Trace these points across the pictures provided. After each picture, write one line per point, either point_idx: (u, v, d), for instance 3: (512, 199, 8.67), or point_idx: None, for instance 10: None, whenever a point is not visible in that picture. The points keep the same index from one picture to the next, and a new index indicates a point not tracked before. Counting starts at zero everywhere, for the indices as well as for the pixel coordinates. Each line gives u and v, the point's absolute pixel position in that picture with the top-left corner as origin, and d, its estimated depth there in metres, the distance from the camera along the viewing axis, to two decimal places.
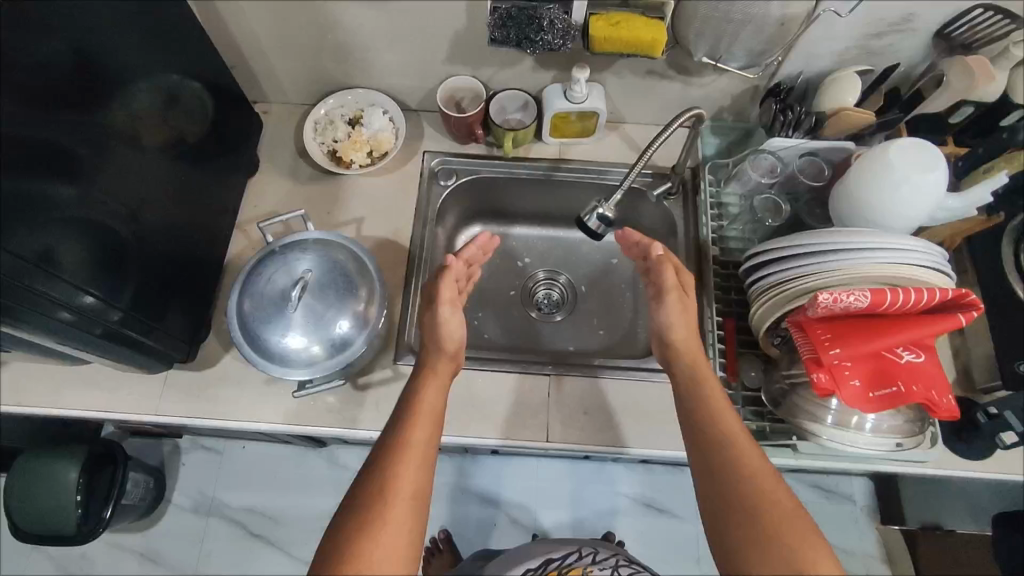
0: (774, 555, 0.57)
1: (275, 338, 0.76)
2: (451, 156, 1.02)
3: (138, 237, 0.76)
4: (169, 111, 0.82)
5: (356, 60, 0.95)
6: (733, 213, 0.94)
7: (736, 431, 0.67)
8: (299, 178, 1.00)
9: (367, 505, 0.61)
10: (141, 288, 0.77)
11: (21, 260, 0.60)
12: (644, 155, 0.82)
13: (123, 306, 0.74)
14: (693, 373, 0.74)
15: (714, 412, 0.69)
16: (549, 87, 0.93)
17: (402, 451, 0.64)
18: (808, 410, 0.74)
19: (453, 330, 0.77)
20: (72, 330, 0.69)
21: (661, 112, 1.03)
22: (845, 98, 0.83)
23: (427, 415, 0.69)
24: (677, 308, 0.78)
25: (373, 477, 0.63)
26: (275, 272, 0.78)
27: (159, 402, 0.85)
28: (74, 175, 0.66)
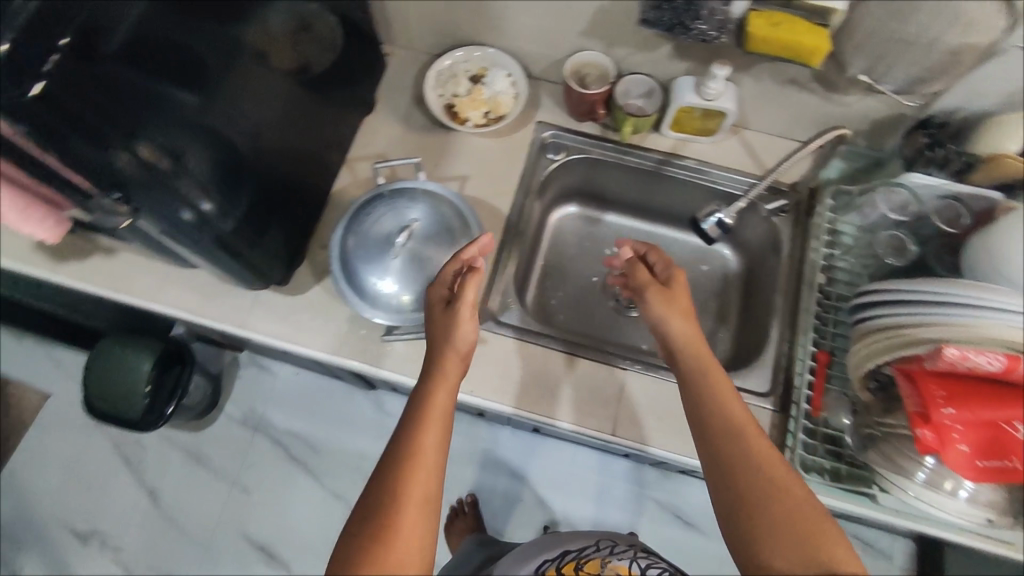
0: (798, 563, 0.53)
1: (372, 279, 0.78)
2: (564, 131, 1.00)
3: (256, 160, 0.79)
4: (300, 38, 0.84)
5: (491, 18, 0.94)
6: (846, 243, 0.91)
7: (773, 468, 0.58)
8: (412, 127, 1.00)
9: (377, 513, 0.54)
10: (254, 202, 0.80)
11: (158, 155, 0.64)
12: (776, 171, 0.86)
13: (236, 223, 0.77)
14: (719, 396, 0.64)
15: (743, 450, 0.60)
16: (681, 79, 0.91)
17: (412, 466, 0.56)
18: (899, 464, 0.71)
19: (465, 331, 0.66)
20: (192, 235, 0.72)
21: (790, 124, 0.98)
22: (1008, 145, 0.76)
23: (439, 417, 0.60)
24: (689, 324, 0.71)
25: (382, 491, 0.55)
26: (371, 224, 0.81)
27: (247, 316, 0.89)
28: (201, 84, 0.68)
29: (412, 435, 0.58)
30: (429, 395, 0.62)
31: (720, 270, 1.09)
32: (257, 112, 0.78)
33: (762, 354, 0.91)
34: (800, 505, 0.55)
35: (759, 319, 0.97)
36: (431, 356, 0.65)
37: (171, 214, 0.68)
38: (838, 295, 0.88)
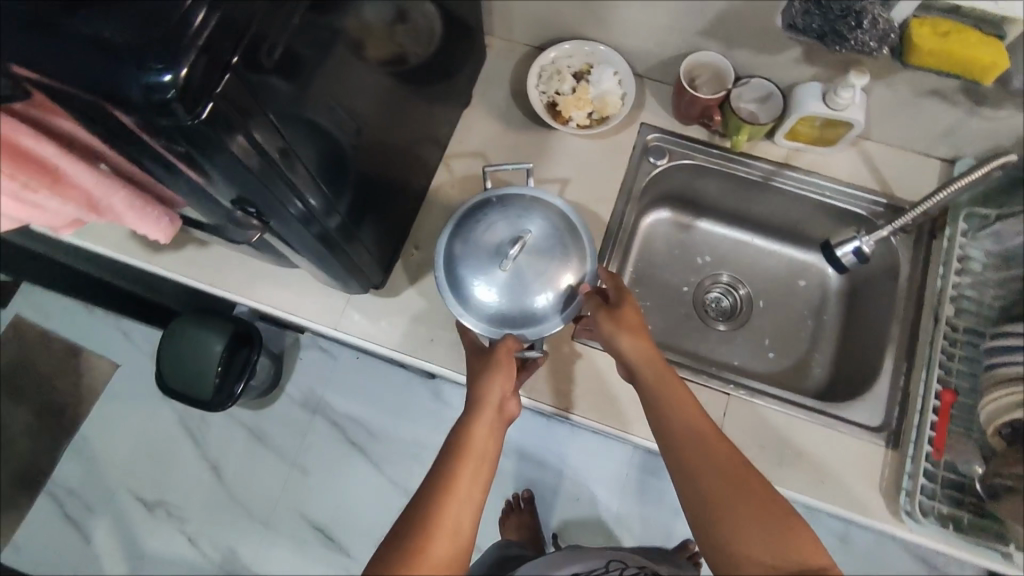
0: None
1: (475, 285, 0.74)
2: (668, 135, 0.95)
3: (365, 158, 0.75)
4: (397, 28, 0.71)
5: (603, 11, 0.88)
6: (975, 270, 0.84)
7: (768, 512, 0.58)
8: (510, 123, 0.95)
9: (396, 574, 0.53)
10: (351, 198, 0.74)
11: (267, 157, 0.56)
12: (937, 196, 0.80)
13: (347, 222, 0.75)
14: (690, 420, 0.64)
15: (730, 487, 0.59)
16: (806, 86, 0.85)
17: (437, 520, 0.57)
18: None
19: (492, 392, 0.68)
20: (314, 240, 0.71)
21: (918, 137, 0.90)
22: None
23: (474, 463, 0.61)
24: (639, 347, 0.69)
25: (406, 538, 0.56)
26: (480, 227, 0.76)
27: (340, 317, 0.87)
28: (304, 80, 0.57)
29: (444, 485, 0.59)
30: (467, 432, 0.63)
31: (820, 286, 1.03)
32: (364, 109, 0.71)
33: (875, 386, 0.85)
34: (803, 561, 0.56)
35: (868, 345, 0.92)
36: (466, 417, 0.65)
37: (302, 223, 0.67)
38: (966, 328, 0.82)
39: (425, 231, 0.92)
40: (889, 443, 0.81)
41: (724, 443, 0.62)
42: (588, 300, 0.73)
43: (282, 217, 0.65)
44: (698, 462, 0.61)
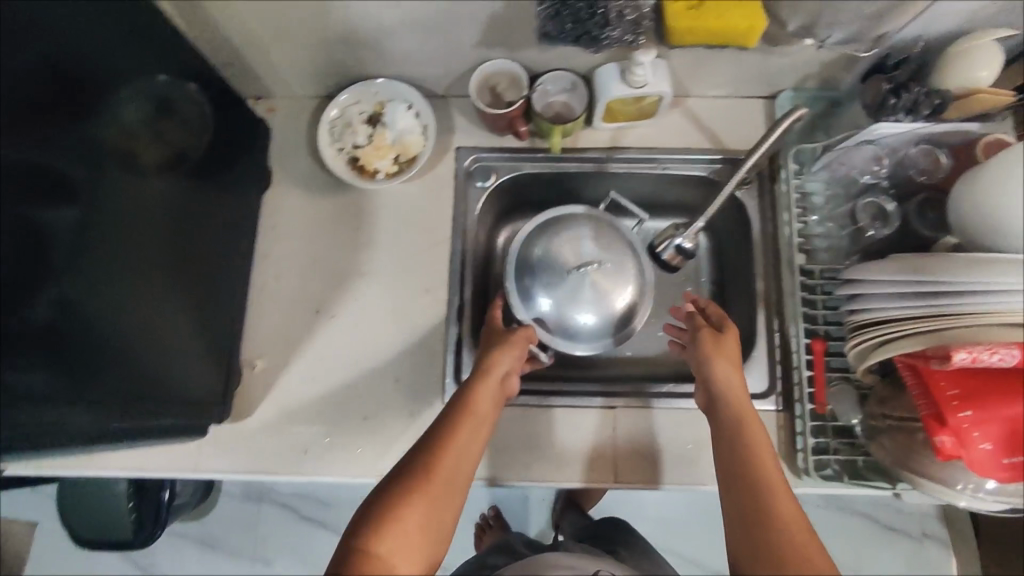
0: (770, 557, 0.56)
1: (541, 293, 0.86)
2: (486, 151, 0.88)
3: (142, 288, 0.68)
4: (161, 124, 0.73)
5: (371, 49, 0.80)
6: (817, 204, 0.83)
7: (770, 468, 0.62)
8: (319, 191, 0.88)
9: (374, 525, 0.58)
10: (156, 331, 0.70)
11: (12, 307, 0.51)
12: (740, 175, 0.77)
13: (138, 369, 0.66)
14: (728, 391, 0.69)
15: (773, 494, 0.59)
16: (603, 68, 0.78)
17: (435, 471, 0.62)
18: (919, 465, 0.65)
19: (500, 367, 0.75)
20: (104, 408, 0.61)
21: (732, 84, 0.86)
22: (980, 76, 0.67)
23: (461, 454, 0.65)
24: (734, 378, 0.70)
25: (405, 480, 0.61)
26: (566, 241, 0.88)
27: (200, 457, 0.80)
28: (74, 197, 0.59)
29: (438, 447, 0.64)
30: (453, 431, 0.66)
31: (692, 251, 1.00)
32: (117, 216, 0.65)
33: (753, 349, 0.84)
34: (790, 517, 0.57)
35: (742, 304, 0.90)
36: (462, 396, 0.70)
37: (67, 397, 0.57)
38: (823, 269, 0.81)
39: (263, 336, 0.85)
40: (779, 405, 0.81)
41: (784, 484, 0.61)
42: (691, 319, 0.76)
43: (54, 396, 0.55)
44: (750, 463, 0.62)
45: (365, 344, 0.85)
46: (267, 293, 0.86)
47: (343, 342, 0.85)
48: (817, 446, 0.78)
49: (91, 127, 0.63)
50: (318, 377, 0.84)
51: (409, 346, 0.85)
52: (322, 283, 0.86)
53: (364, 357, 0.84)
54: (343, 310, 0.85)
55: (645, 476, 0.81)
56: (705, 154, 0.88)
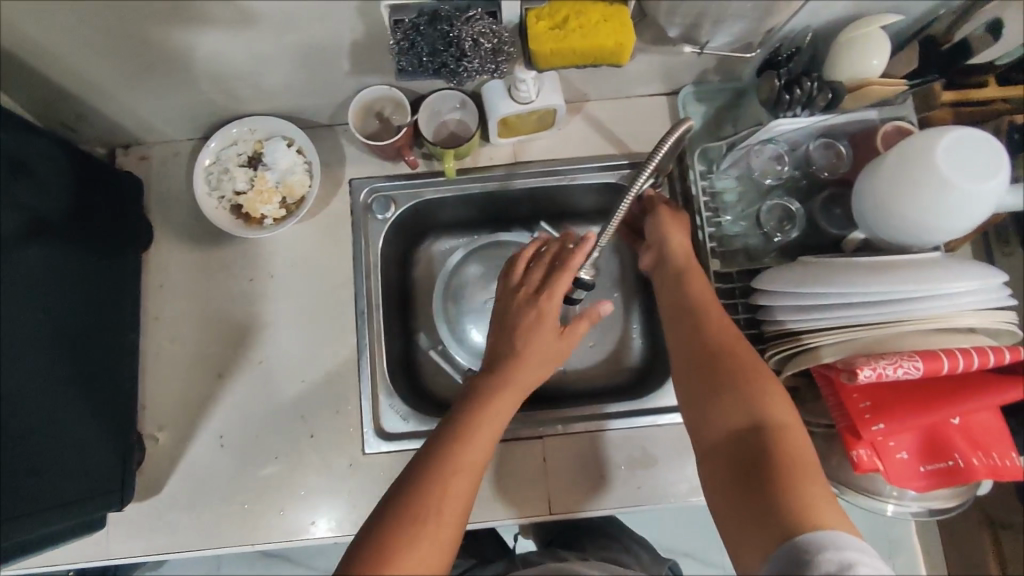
0: (734, 393, 0.59)
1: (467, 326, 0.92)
2: (381, 180, 0.84)
3: (8, 372, 0.59)
4: (18, 186, 0.62)
5: (235, 87, 0.74)
6: (729, 201, 0.79)
7: (731, 326, 0.65)
8: (210, 242, 0.84)
9: (394, 535, 0.52)
10: (30, 429, 0.61)
11: None
12: (632, 192, 0.66)
13: (10, 474, 0.58)
14: (687, 261, 0.72)
15: (709, 320, 0.66)
16: (488, 85, 0.73)
17: (439, 512, 0.54)
18: (845, 477, 0.64)
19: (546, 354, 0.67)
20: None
21: (631, 84, 0.82)
22: (872, 63, 0.64)
23: (467, 478, 0.57)
24: (683, 242, 0.74)
25: (395, 530, 0.52)
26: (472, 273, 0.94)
27: (108, 542, 0.76)
28: None
29: (435, 488, 0.55)
30: (451, 460, 0.57)
31: (613, 253, 0.95)
32: None
33: None
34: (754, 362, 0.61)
35: None
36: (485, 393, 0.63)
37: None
38: (741, 272, 0.76)
39: (164, 405, 0.80)
40: None
41: (718, 308, 0.67)
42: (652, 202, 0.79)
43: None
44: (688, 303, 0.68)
45: (274, 400, 0.80)
46: (164, 356, 0.81)
47: (250, 401, 0.80)
48: None
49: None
50: (228, 441, 0.79)
51: (321, 397, 0.80)
52: (222, 340, 0.81)
53: (273, 415, 0.79)
54: (247, 368, 0.81)
55: (579, 505, 0.77)
56: (611, 161, 0.84)
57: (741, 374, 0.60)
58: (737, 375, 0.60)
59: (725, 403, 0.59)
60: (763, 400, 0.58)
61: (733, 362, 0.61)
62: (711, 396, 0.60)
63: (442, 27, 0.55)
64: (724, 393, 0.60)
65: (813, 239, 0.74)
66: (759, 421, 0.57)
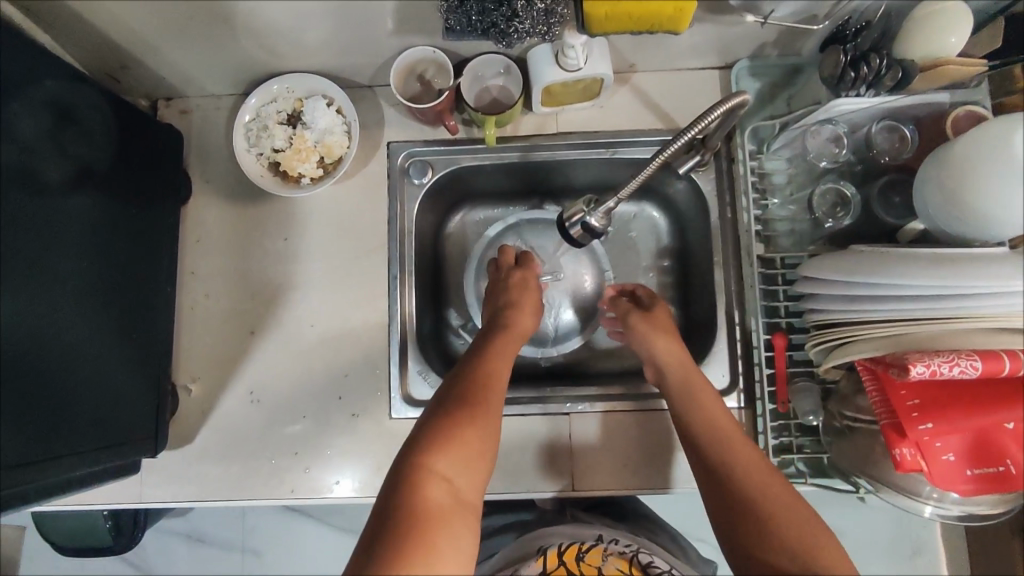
0: (771, 526, 0.57)
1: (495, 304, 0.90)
2: (419, 145, 0.83)
3: (52, 316, 0.61)
4: (62, 136, 0.63)
5: (277, 43, 0.73)
6: (778, 184, 0.76)
7: (743, 440, 0.64)
8: (247, 199, 0.84)
9: (453, 410, 0.59)
10: (75, 374, 0.63)
11: None
12: (661, 155, 0.60)
13: (56, 415, 0.61)
14: (688, 369, 0.72)
15: (716, 421, 0.66)
16: (534, 50, 0.70)
17: (483, 402, 0.61)
18: (885, 475, 0.62)
19: (528, 320, 0.77)
20: (14, 471, 0.56)
21: (682, 57, 0.79)
22: (948, 41, 0.60)
23: (500, 387, 0.65)
24: (672, 347, 0.74)
25: (452, 414, 0.59)
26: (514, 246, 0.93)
27: (142, 487, 0.78)
28: None
29: (475, 388, 0.63)
30: (487, 373, 0.65)
31: (651, 232, 0.93)
32: (23, 245, 0.58)
33: (714, 344, 0.80)
34: (777, 488, 0.59)
35: (704, 294, 0.84)
36: (492, 333, 0.73)
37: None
38: (785, 258, 0.74)
39: (198, 358, 0.81)
40: (741, 402, 0.77)
41: (727, 416, 0.67)
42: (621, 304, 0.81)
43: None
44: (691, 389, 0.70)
45: (303, 359, 0.80)
46: (199, 311, 0.82)
47: (281, 360, 0.81)
48: (780, 444, 0.75)
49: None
50: (258, 398, 0.80)
51: (350, 360, 0.80)
52: (256, 298, 0.82)
53: (302, 375, 0.80)
54: (279, 328, 0.81)
55: (603, 484, 0.77)
56: (657, 135, 0.81)
57: (768, 499, 0.58)
58: (764, 507, 0.58)
59: (760, 537, 0.56)
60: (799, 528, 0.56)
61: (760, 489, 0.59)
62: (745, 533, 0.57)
63: None
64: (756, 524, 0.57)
65: (867, 227, 0.70)
66: (769, 509, 0.58)
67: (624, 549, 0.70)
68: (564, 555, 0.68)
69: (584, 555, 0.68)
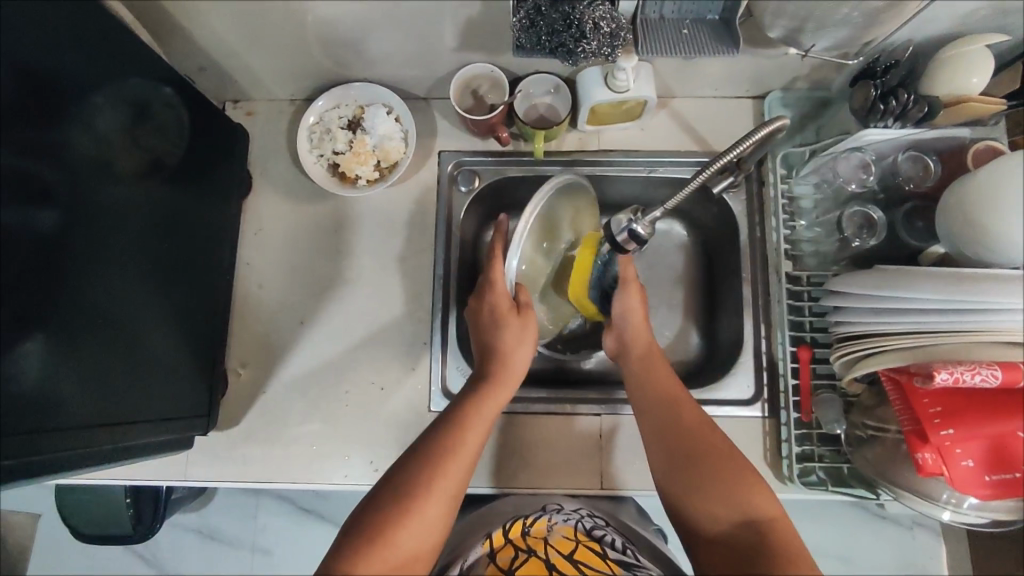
0: (718, 498, 0.61)
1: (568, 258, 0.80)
2: (468, 155, 0.88)
3: (126, 292, 0.66)
4: (140, 128, 0.69)
5: (347, 53, 0.79)
6: (805, 208, 0.82)
7: (682, 405, 0.70)
8: (305, 198, 0.89)
9: (405, 496, 0.57)
10: (143, 350, 0.68)
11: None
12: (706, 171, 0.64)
13: (120, 387, 0.65)
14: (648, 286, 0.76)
15: (672, 395, 0.71)
16: (584, 72, 0.76)
17: (430, 485, 0.58)
18: (915, 489, 0.64)
19: (519, 354, 0.73)
20: (77, 432, 0.59)
21: (720, 85, 0.84)
22: (971, 79, 0.65)
23: (463, 461, 0.61)
24: (638, 316, 0.78)
25: (390, 502, 0.56)
26: (573, 227, 0.80)
27: (187, 466, 0.82)
28: (61, 199, 0.58)
29: (432, 465, 0.59)
30: (454, 444, 0.62)
31: (680, 250, 0.97)
32: (104, 225, 0.63)
33: (741, 356, 0.84)
34: (721, 457, 0.64)
35: (731, 311, 0.88)
36: (478, 382, 0.70)
37: (29, 425, 0.53)
38: (811, 277, 0.79)
39: (248, 344, 0.86)
40: (765, 411, 0.81)
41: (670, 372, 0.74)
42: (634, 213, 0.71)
43: (18, 418, 0.52)
44: (672, 416, 0.69)
45: (348, 350, 0.85)
46: (253, 301, 0.87)
47: (326, 348, 0.85)
48: (802, 453, 0.78)
49: (65, 137, 0.59)
50: (303, 386, 0.84)
51: (392, 353, 0.84)
52: (309, 291, 0.87)
53: (348, 365, 0.84)
54: (327, 319, 0.86)
55: (631, 483, 0.80)
56: (692, 156, 0.86)
57: (712, 464, 0.64)
58: (712, 467, 0.63)
59: (710, 508, 0.61)
60: (743, 492, 0.61)
61: (706, 453, 0.65)
62: (689, 487, 0.63)
63: (564, 9, 0.59)
64: (707, 489, 0.62)
65: (891, 251, 0.74)
66: (716, 481, 0.62)
67: (565, 520, 0.73)
68: (510, 532, 0.70)
69: (528, 526, 0.70)
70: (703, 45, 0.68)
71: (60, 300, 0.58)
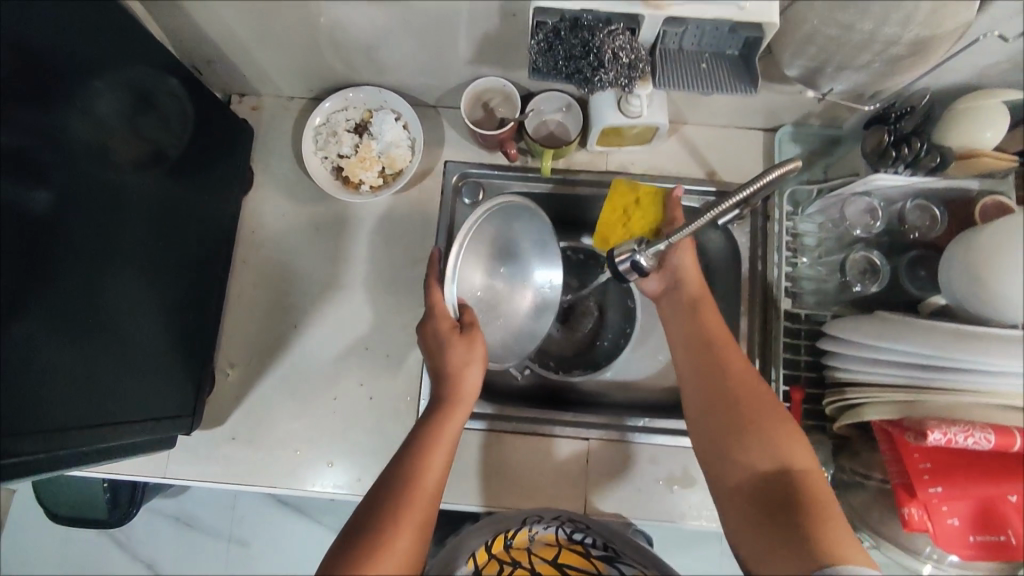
0: (753, 445, 0.61)
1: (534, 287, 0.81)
2: (474, 167, 0.87)
3: (116, 291, 0.64)
4: (141, 120, 0.67)
5: (358, 56, 0.77)
6: (808, 245, 0.82)
7: (728, 358, 0.69)
8: (305, 198, 0.88)
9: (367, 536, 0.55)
10: (130, 350, 0.66)
11: None
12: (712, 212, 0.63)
13: (106, 387, 0.63)
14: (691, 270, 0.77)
15: (713, 349, 0.70)
16: (597, 95, 0.74)
17: (394, 526, 0.56)
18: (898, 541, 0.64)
19: (470, 375, 0.69)
20: (66, 433, 0.58)
21: (731, 115, 0.84)
22: (982, 134, 0.66)
23: (426, 499, 0.59)
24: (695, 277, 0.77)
25: (357, 540, 0.54)
26: (534, 246, 0.80)
27: (168, 463, 0.81)
28: (58, 187, 0.56)
29: (392, 507, 0.57)
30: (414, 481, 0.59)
31: None
32: (97, 216, 0.62)
33: None
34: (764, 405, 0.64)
35: None
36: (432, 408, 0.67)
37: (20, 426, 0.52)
38: (809, 315, 0.79)
39: (238, 343, 0.84)
40: None
41: (721, 328, 0.73)
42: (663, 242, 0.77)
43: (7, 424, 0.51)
44: (713, 368, 0.69)
45: (339, 356, 0.84)
46: (246, 299, 0.85)
47: (318, 352, 0.84)
48: None
49: (65, 126, 0.57)
50: (291, 390, 0.83)
51: (383, 362, 0.84)
52: (303, 293, 0.85)
53: (339, 371, 0.83)
54: (320, 323, 0.84)
55: (617, 509, 0.80)
56: (699, 184, 0.86)
57: (755, 416, 0.63)
58: (752, 415, 0.63)
59: (743, 459, 0.61)
60: (780, 442, 0.60)
61: (748, 406, 0.64)
62: (727, 438, 0.63)
63: (583, 35, 0.59)
64: (746, 438, 0.62)
65: (892, 297, 0.74)
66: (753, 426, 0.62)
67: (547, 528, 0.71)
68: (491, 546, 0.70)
69: (511, 538, 0.70)
70: (720, 79, 0.66)
71: (50, 299, 0.56)
